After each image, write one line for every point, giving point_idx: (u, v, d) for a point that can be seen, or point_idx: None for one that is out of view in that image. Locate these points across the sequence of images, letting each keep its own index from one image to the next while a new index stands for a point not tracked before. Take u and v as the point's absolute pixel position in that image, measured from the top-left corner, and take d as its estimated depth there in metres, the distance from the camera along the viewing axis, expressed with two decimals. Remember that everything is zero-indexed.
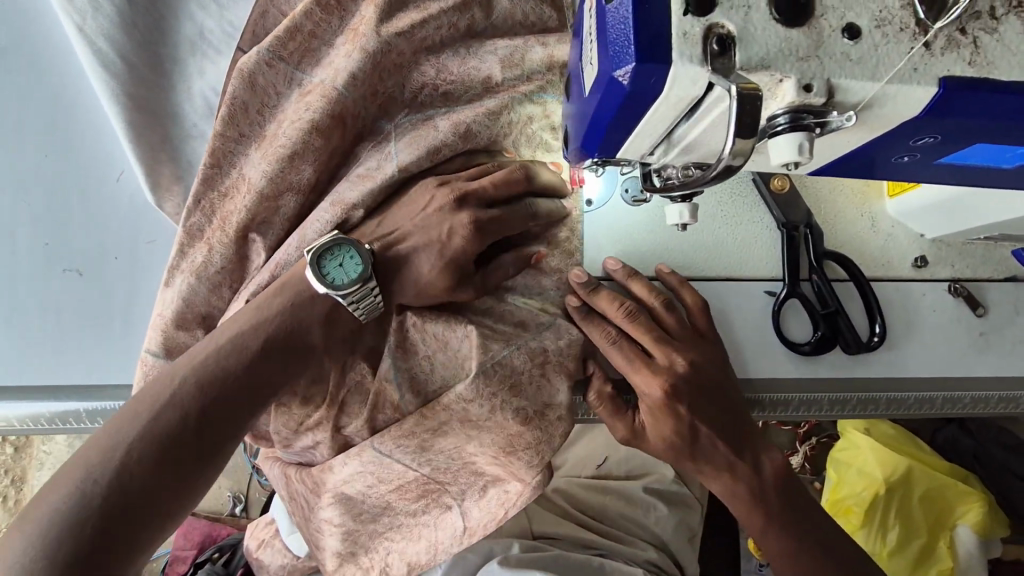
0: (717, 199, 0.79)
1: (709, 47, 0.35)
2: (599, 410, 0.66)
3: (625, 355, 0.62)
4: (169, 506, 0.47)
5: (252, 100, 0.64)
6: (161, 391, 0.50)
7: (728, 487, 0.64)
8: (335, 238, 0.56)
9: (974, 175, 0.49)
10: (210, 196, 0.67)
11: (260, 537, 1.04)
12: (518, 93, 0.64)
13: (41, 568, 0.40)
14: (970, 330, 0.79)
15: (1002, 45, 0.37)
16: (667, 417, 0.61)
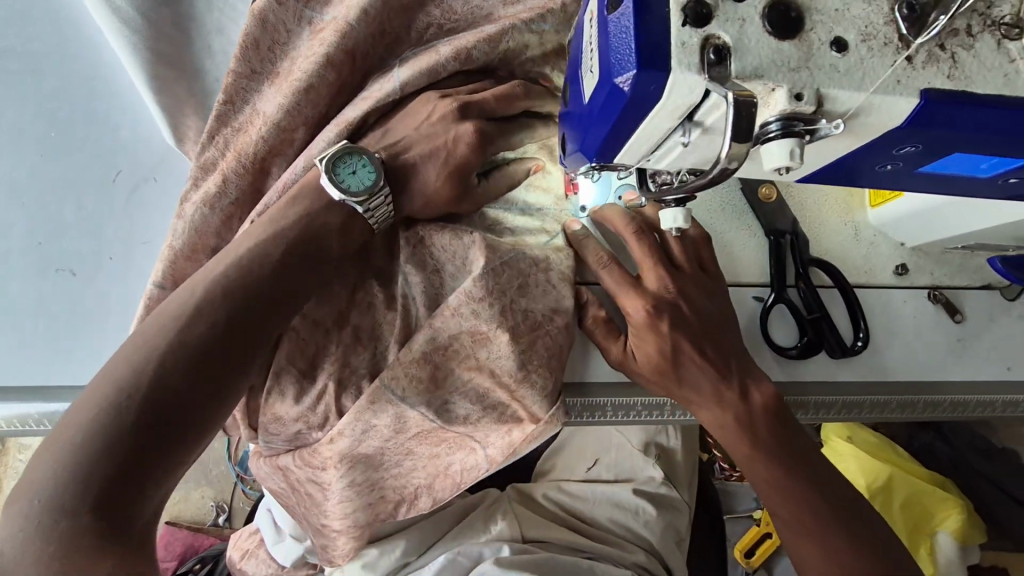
0: (708, 206, 0.82)
1: (706, 57, 0.37)
2: (593, 331, 0.69)
3: (615, 278, 0.66)
4: (201, 414, 0.51)
5: (264, 38, 0.68)
6: (186, 306, 0.53)
7: (717, 417, 0.66)
8: (347, 147, 0.59)
9: (952, 184, 0.52)
10: (224, 132, 0.69)
11: (244, 546, 1.10)
12: (519, 21, 0.65)
13: (89, 470, 0.45)
14: (949, 335, 0.82)
15: (977, 61, 0.39)
16: (654, 338, 0.64)
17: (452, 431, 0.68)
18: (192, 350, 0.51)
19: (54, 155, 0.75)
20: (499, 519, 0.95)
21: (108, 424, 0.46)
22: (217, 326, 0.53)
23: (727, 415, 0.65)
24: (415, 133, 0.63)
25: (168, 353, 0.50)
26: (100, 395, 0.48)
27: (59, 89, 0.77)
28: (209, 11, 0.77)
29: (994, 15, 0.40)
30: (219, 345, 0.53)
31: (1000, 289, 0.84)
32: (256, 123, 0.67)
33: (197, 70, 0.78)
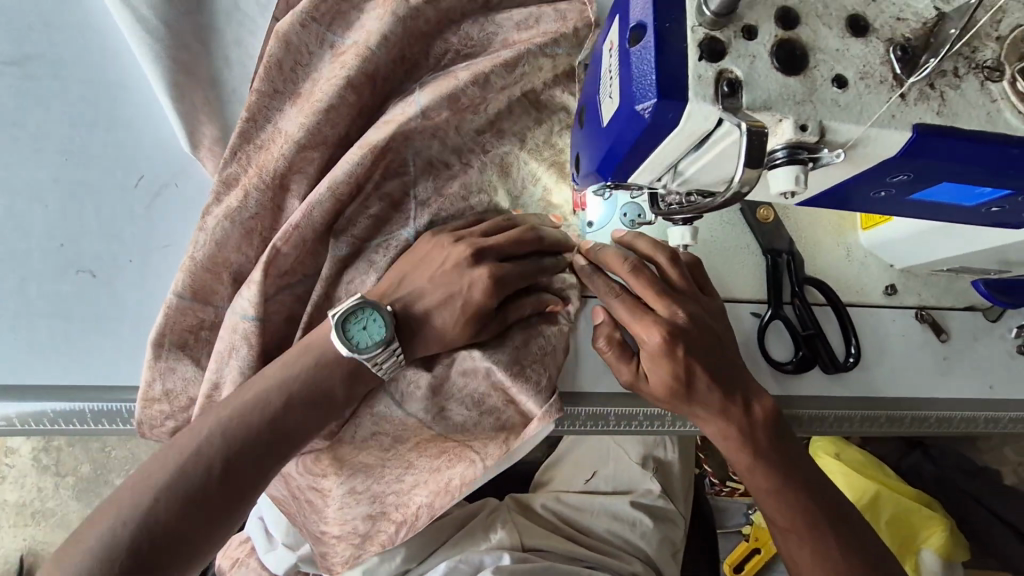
0: (709, 225, 0.85)
1: (720, 89, 0.40)
2: (607, 355, 0.71)
3: (629, 308, 0.67)
4: (244, 489, 0.58)
5: (287, 58, 0.71)
6: (259, 386, 0.61)
7: (723, 429, 0.68)
8: (359, 302, 0.62)
9: (940, 210, 0.55)
10: (247, 149, 0.71)
11: (233, 555, 1.11)
12: (534, 46, 0.70)
13: (141, 525, 0.53)
14: (935, 354, 0.86)
15: (963, 99, 0.43)
16: (664, 361, 0.65)
17: (454, 439, 0.73)
18: (250, 431, 0.59)
19: (79, 160, 0.76)
20: (498, 528, 0.97)
21: (130, 541, 0.52)
22: (234, 443, 0.58)
23: (731, 426, 0.67)
24: (429, 284, 0.66)
25: (177, 482, 0.55)
26: (120, 510, 0.53)
27: (81, 100, 0.78)
28: (228, 24, 0.79)
29: (978, 59, 0.44)
30: (224, 482, 0.57)
31: (983, 311, 0.87)
32: (277, 141, 0.70)
33: (215, 79, 0.79)
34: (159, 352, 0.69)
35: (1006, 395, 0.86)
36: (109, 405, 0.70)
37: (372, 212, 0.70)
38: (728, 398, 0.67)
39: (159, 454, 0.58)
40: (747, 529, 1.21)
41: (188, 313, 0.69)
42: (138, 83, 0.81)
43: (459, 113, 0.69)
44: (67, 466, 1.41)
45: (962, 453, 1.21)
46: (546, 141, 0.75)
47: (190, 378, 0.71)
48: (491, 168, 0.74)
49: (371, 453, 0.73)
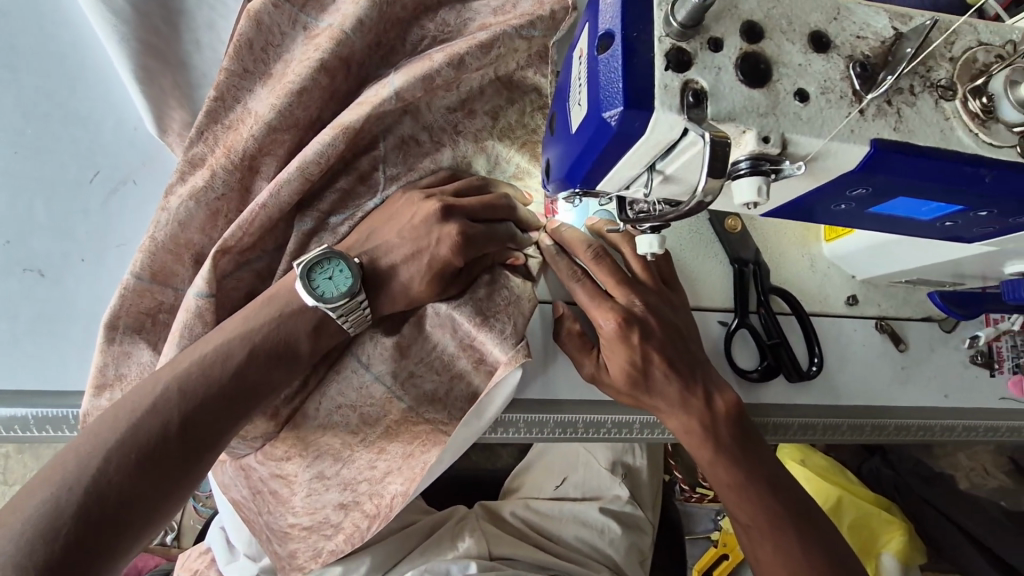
0: (678, 234, 0.86)
1: (685, 100, 0.40)
2: (567, 344, 0.73)
3: (588, 292, 0.69)
4: (202, 445, 0.56)
5: (258, 39, 0.69)
6: (217, 339, 0.60)
7: (685, 425, 0.69)
8: (326, 253, 0.63)
9: (898, 224, 0.57)
10: (214, 128, 0.69)
11: (193, 567, 1.10)
12: (511, 27, 0.67)
13: (89, 485, 0.50)
14: (894, 363, 0.88)
15: (919, 115, 0.44)
16: (621, 347, 0.67)
17: (426, 421, 0.71)
18: (210, 384, 0.58)
19: (29, 153, 0.73)
20: (466, 537, 0.96)
21: (81, 503, 0.49)
22: (193, 399, 0.56)
23: (694, 421, 0.68)
24: (397, 239, 0.67)
25: (132, 441, 0.53)
26: (67, 473, 0.50)
27: (39, 86, 0.75)
28: (199, 7, 0.77)
29: (933, 78, 0.45)
30: (183, 440, 0.55)
31: (939, 321, 0.91)
32: (248, 120, 0.68)
33: (184, 63, 0.76)
34: (113, 335, 0.66)
35: (959, 403, 0.89)
36: (57, 412, 0.67)
37: (339, 185, 0.70)
38: (688, 389, 0.68)
39: (108, 412, 0.55)
40: (716, 534, 1.25)
41: (145, 295, 0.67)
42: (104, 64, 0.78)
43: (431, 93, 0.67)
44: (14, 474, 1.34)
45: (920, 459, 1.25)
46: (518, 120, 0.74)
47: (146, 364, 0.67)
48: (465, 145, 0.73)
49: (337, 435, 0.72)
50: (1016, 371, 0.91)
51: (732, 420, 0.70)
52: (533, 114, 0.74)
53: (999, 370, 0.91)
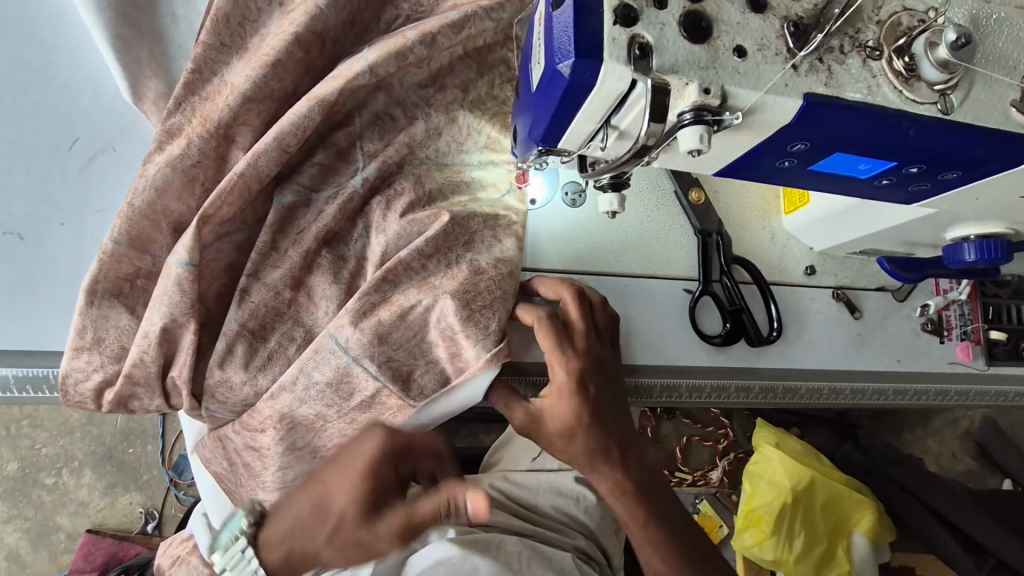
0: (645, 207, 0.89)
1: (632, 52, 0.44)
2: (499, 397, 0.69)
3: (550, 336, 0.66)
4: None
5: (234, 14, 0.71)
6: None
7: (611, 483, 0.67)
8: None
9: (840, 183, 0.61)
10: (192, 100, 0.71)
11: (176, 554, 1.11)
12: (480, 8, 0.70)
13: None
14: (851, 330, 0.93)
15: (848, 73, 0.48)
16: (571, 402, 0.64)
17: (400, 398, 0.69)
18: None
19: (9, 120, 0.74)
20: None
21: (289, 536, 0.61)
22: None
23: (622, 477, 0.66)
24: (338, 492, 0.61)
25: None
26: None
27: (18, 56, 0.76)
28: None
29: (861, 39, 0.49)
30: None
31: (892, 291, 0.96)
32: (224, 92, 0.70)
33: (161, 36, 0.78)
34: (92, 299, 0.68)
35: (913, 368, 0.94)
36: (35, 373, 0.70)
37: (316, 159, 0.72)
38: (619, 448, 0.66)
39: None
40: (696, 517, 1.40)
41: (123, 260, 0.68)
42: (82, 37, 0.79)
43: (403, 69, 0.70)
44: None
45: (890, 448, 1.32)
46: (489, 92, 0.77)
47: (124, 327, 0.70)
48: (437, 118, 0.75)
49: (311, 408, 0.69)
50: (963, 339, 0.96)
51: (656, 487, 0.69)
52: (502, 86, 0.78)
53: (947, 337, 0.96)
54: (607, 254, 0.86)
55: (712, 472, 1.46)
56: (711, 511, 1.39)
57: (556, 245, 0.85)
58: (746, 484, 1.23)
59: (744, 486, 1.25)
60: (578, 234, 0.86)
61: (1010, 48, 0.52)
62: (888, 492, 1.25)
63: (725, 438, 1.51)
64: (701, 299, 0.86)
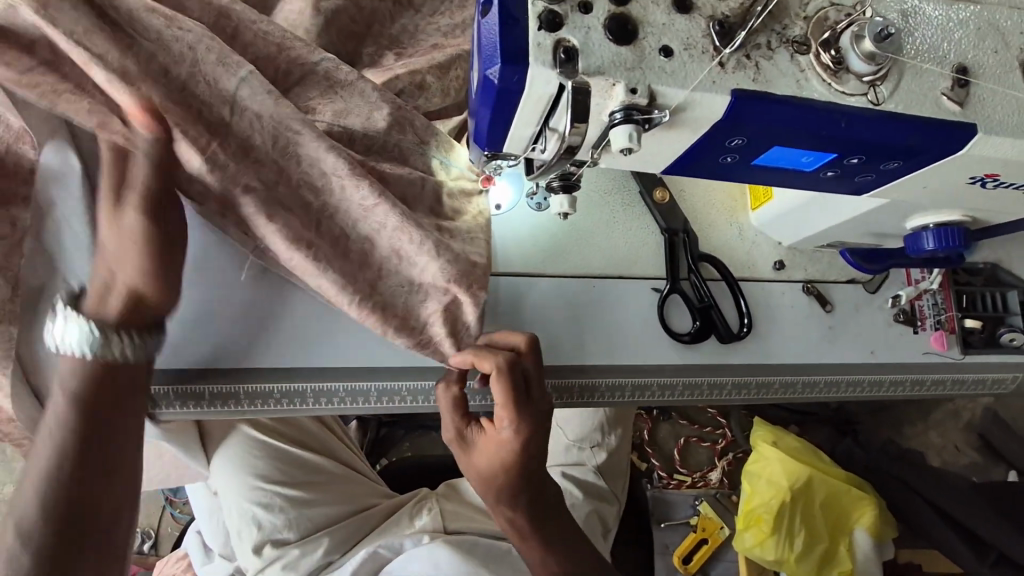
0: (612, 208, 0.90)
1: (557, 56, 0.45)
2: (444, 401, 0.72)
3: (499, 393, 0.66)
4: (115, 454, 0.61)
5: None
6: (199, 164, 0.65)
7: (511, 524, 0.73)
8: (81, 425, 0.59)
9: (787, 177, 0.62)
10: None
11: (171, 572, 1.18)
12: (465, 51, 0.77)
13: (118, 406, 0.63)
14: (822, 323, 0.93)
15: (776, 69, 0.50)
16: (502, 461, 0.68)
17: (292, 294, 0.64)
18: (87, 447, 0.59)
19: None
20: (423, 515, 1.00)
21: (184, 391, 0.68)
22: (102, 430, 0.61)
23: (518, 518, 0.72)
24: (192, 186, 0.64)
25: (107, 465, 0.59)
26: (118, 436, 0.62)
27: None
28: None
29: (789, 35, 0.51)
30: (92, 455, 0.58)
31: (863, 282, 0.96)
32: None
33: None
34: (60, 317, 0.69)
35: (886, 359, 0.94)
36: None
37: None
38: (527, 498, 0.71)
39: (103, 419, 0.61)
40: (695, 519, 1.33)
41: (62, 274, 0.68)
42: None
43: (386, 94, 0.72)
44: None
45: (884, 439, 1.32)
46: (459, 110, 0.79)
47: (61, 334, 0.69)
48: None
49: None
50: (937, 327, 0.96)
51: (552, 532, 0.73)
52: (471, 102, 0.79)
53: (921, 327, 0.96)
54: (575, 255, 0.87)
55: (712, 472, 1.46)
56: (712, 513, 1.33)
57: (524, 249, 0.86)
58: (745, 483, 1.23)
59: (744, 485, 1.24)
60: (547, 239, 0.87)
61: (937, 38, 0.53)
62: (885, 488, 1.24)
63: (723, 439, 1.51)
64: (671, 297, 0.87)
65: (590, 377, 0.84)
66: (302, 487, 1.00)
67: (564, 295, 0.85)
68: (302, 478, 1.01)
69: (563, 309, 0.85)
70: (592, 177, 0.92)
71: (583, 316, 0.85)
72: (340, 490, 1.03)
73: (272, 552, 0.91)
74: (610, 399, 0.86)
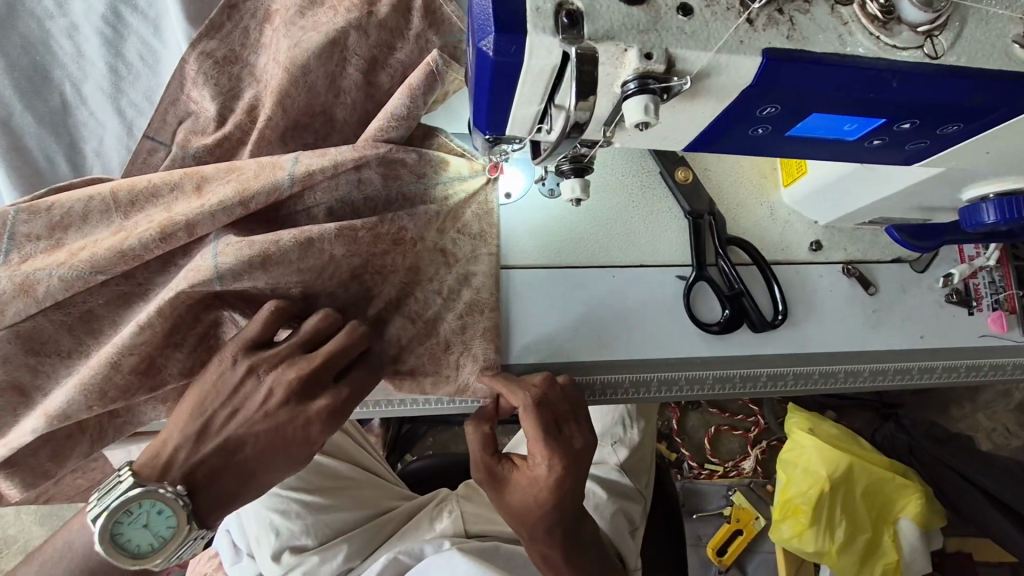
0: (630, 191, 0.84)
1: (560, 21, 0.40)
2: (471, 441, 0.69)
3: (533, 428, 0.64)
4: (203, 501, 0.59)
5: (209, 45, 0.72)
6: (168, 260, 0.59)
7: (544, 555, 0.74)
8: (129, 501, 0.54)
9: (824, 149, 0.55)
10: (168, 127, 0.71)
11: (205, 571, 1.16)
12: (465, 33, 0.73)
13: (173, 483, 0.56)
14: (864, 307, 0.85)
15: (813, 23, 0.43)
16: (542, 495, 0.66)
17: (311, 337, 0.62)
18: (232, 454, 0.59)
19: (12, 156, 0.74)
20: (443, 518, 0.97)
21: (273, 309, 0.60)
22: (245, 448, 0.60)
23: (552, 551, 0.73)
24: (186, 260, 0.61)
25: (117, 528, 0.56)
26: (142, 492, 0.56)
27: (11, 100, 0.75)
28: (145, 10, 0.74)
29: None
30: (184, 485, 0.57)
31: (910, 262, 0.89)
32: (213, 132, 0.70)
33: (137, 74, 0.75)
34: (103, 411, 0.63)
35: (939, 345, 0.86)
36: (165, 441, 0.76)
37: None
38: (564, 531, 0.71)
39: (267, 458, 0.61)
40: (728, 510, 1.29)
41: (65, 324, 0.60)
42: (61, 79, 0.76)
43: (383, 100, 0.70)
44: None
45: (932, 423, 1.23)
46: None
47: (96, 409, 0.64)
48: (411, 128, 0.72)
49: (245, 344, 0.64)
50: (995, 308, 0.88)
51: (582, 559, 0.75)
52: None
53: (977, 308, 0.88)
54: (591, 243, 0.82)
55: (746, 461, 1.39)
56: (746, 504, 1.28)
57: (540, 238, 0.81)
58: (780, 472, 1.15)
59: (779, 475, 1.17)
60: (561, 228, 0.82)
61: None
62: (936, 478, 1.16)
63: (755, 426, 1.43)
64: (697, 284, 0.81)
65: (614, 373, 0.78)
66: (321, 492, 0.96)
67: (580, 287, 0.80)
68: (320, 484, 0.97)
69: (580, 301, 0.79)
70: (607, 159, 0.86)
71: (601, 307, 0.80)
72: (360, 496, 1.01)
73: (292, 559, 0.88)
74: (636, 396, 0.80)
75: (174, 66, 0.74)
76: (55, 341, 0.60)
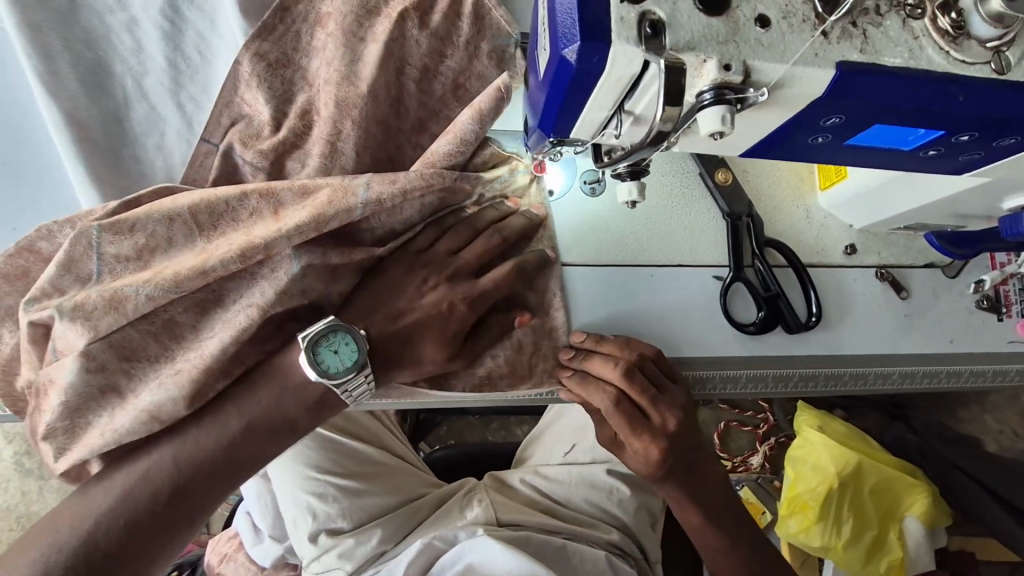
0: (669, 190, 0.85)
1: (642, 31, 0.41)
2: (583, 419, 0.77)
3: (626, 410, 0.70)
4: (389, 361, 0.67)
5: (262, 45, 0.72)
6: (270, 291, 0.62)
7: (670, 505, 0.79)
8: (332, 325, 0.62)
9: (876, 158, 0.56)
10: (224, 125, 0.73)
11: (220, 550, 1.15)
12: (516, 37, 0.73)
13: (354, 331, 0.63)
14: (897, 311, 0.87)
15: (886, 36, 0.44)
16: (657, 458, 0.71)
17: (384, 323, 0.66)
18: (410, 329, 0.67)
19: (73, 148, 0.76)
20: (473, 507, 0.99)
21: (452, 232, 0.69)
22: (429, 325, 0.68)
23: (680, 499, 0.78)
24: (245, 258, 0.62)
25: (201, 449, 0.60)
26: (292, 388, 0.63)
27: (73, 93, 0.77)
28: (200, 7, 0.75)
29: None
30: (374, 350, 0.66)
31: (942, 267, 0.90)
32: (268, 134, 0.71)
33: (193, 72, 0.77)
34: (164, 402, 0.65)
35: (968, 350, 0.88)
36: None
37: None
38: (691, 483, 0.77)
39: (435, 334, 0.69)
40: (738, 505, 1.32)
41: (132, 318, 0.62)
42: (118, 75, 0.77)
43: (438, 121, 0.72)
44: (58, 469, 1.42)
45: (943, 424, 1.24)
46: None
47: None
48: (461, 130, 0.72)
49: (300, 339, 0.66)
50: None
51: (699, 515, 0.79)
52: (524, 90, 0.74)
53: (1006, 314, 0.89)
54: (632, 243, 0.83)
55: (754, 457, 1.40)
56: (753, 499, 1.31)
57: (580, 236, 0.82)
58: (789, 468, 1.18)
59: (788, 471, 1.19)
60: (602, 226, 0.83)
61: None
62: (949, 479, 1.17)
63: (764, 423, 1.45)
64: (733, 285, 0.82)
65: None
66: (356, 478, 0.99)
67: (620, 285, 0.81)
68: (355, 470, 1.00)
69: (621, 299, 0.81)
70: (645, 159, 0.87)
71: (641, 306, 0.81)
72: (391, 482, 1.03)
73: (328, 541, 0.90)
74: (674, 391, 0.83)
75: (230, 64, 0.75)
76: (144, 348, 0.62)
